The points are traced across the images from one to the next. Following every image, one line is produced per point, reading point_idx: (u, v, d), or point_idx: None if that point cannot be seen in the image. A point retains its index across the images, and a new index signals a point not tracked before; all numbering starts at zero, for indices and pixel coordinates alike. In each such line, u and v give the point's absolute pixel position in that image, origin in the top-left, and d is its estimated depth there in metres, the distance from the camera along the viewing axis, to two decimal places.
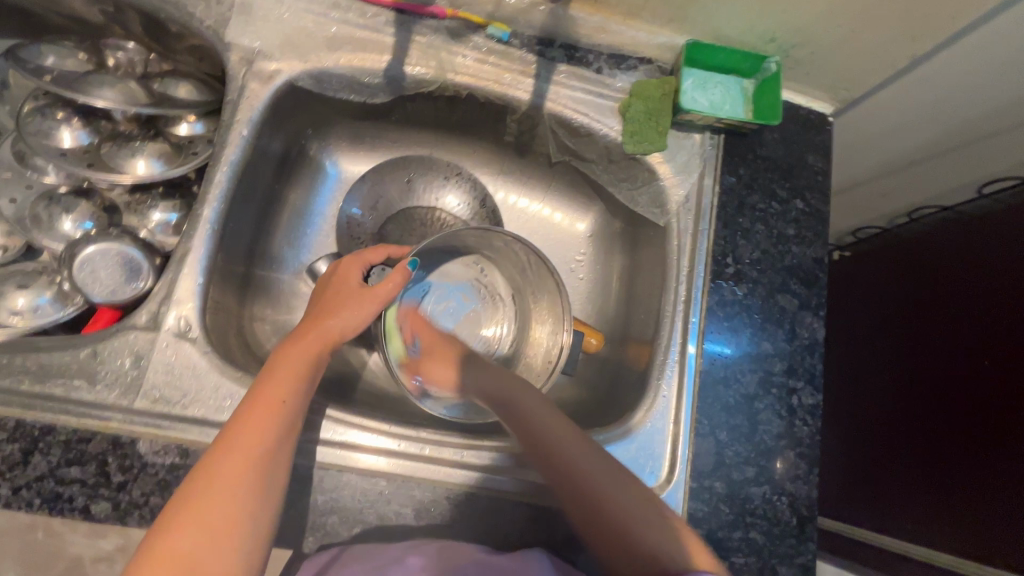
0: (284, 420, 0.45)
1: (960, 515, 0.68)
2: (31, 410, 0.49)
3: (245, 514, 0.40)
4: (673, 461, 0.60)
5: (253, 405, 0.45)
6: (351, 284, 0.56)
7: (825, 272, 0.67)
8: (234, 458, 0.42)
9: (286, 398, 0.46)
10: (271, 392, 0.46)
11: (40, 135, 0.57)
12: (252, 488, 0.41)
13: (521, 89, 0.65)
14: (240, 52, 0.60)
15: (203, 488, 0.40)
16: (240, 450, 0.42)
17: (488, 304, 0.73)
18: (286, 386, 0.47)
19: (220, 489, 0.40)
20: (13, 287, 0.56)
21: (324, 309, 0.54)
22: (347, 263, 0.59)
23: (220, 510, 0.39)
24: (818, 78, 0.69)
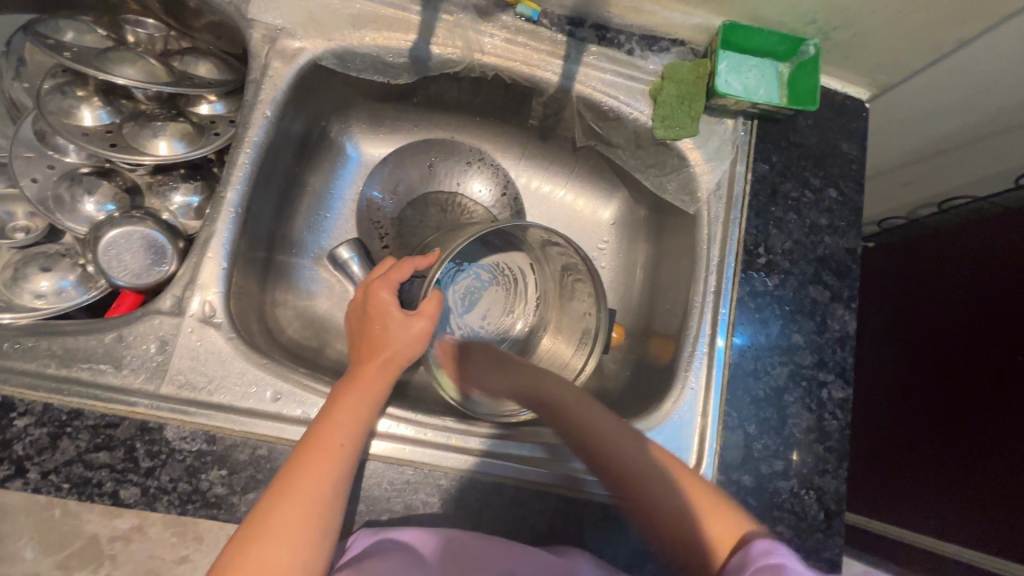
0: (342, 465, 0.45)
1: (993, 510, 0.67)
2: (58, 395, 0.48)
3: (302, 560, 0.41)
4: (700, 453, 0.59)
5: (311, 451, 0.45)
6: (390, 310, 0.53)
7: (858, 263, 0.66)
8: (291, 508, 0.42)
9: (344, 443, 0.46)
10: (329, 438, 0.46)
11: (60, 113, 0.55)
12: (307, 539, 0.42)
13: (550, 71, 0.63)
14: (262, 29, 0.58)
15: (261, 534, 0.41)
16: (298, 499, 0.43)
17: (510, 287, 0.69)
18: (347, 429, 0.47)
19: (278, 536, 0.41)
20: (35, 270, 0.55)
21: (371, 343, 0.53)
22: (376, 286, 0.54)
23: (275, 561, 0.40)
24: (856, 62, 0.66)
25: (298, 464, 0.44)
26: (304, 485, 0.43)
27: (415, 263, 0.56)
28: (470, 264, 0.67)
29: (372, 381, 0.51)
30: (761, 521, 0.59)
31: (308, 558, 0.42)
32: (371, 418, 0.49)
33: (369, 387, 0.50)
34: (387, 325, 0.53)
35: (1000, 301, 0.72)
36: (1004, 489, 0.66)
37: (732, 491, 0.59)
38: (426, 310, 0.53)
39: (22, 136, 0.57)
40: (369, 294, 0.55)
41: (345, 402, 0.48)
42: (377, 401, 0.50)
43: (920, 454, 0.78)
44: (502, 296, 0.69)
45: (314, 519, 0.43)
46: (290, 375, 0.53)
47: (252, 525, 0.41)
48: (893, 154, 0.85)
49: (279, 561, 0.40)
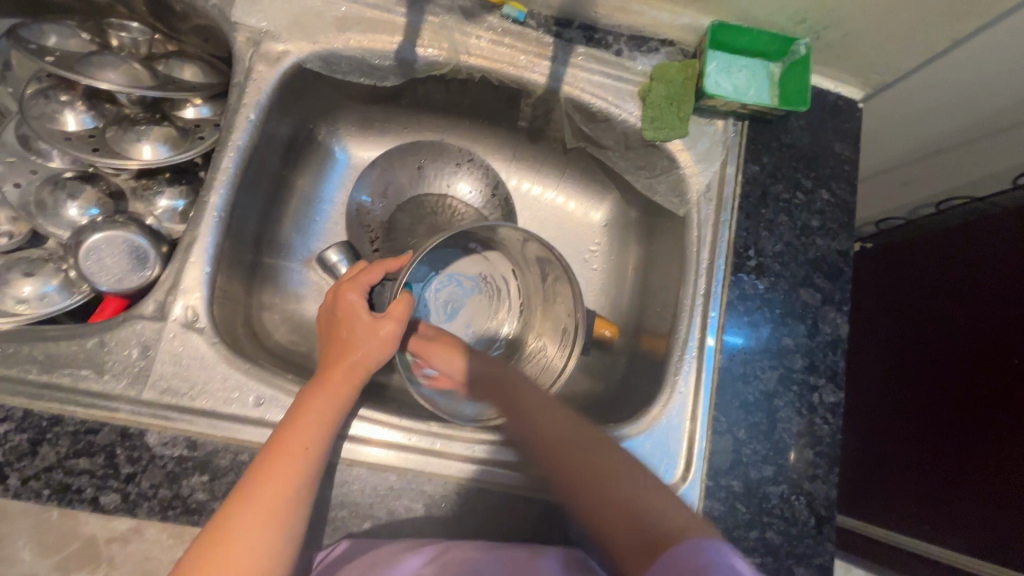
0: (308, 466, 0.45)
1: (989, 516, 0.66)
2: (38, 401, 0.48)
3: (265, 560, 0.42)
4: (689, 458, 0.59)
5: (276, 452, 0.45)
6: (359, 312, 0.54)
7: (850, 265, 0.65)
8: (254, 507, 0.42)
9: (310, 443, 0.46)
10: (295, 439, 0.46)
11: (43, 118, 0.55)
12: (271, 538, 0.42)
13: (537, 72, 0.63)
14: (246, 33, 0.58)
15: (225, 532, 0.41)
16: (261, 498, 0.43)
17: (496, 297, 0.70)
18: (311, 432, 0.47)
19: (240, 534, 0.41)
20: (18, 275, 0.54)
21: (340, 346, 0.53)
22: (345, 289, 0.55)
23: (238, 559, 0.41)
24: (849, 62, 0.65)
25: (263, 464, 0.45)
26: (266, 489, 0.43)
27: (385, 265, 0.57)
28: (452, 273, 0.69)
29: (338, 383, 0.50)
30: (751, 527, 0.58)
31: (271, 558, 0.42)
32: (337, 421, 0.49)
33: (336, 389, 0.50)
34: (355, 328, 0.53)
35: (993, 302, 0.71)
36: (995, 491, 0.66)
37: (720, 497, 0.58)
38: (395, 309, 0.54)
39: (6, 141, 0.57)
40: (337, 298, 0.55)
41: (310, 405, 0.48)
42: (343, 403, 0.50)
43: (917, 458, 0.77)
44: (490, 306, 0.70)
45: (278, 518, 0.43)
46: (272, 380, 0.52)
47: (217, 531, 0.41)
48: (889, 154, 0.84)
49: (239, 566, 0.40)
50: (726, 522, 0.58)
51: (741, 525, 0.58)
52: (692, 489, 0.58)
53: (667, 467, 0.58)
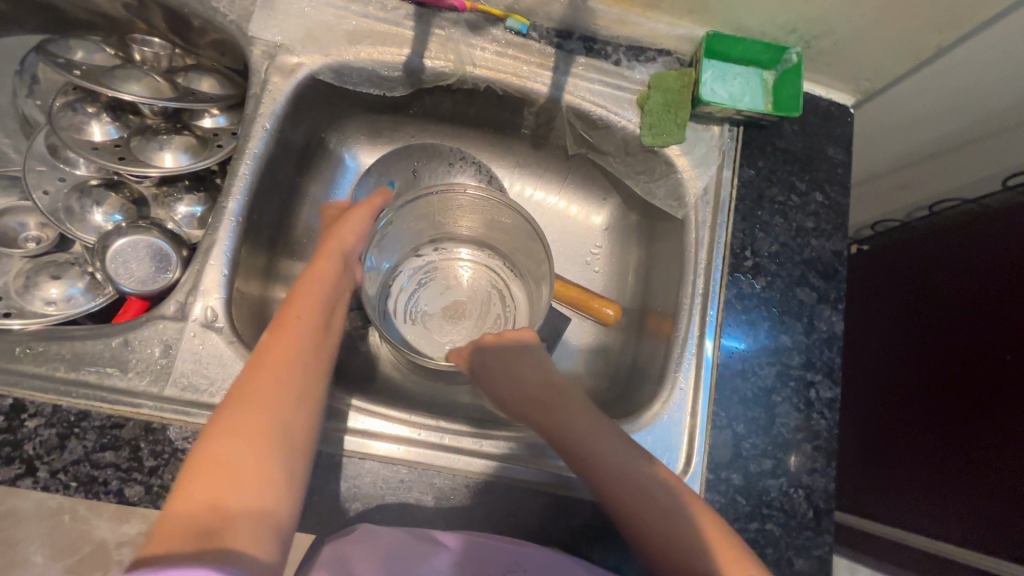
0: (305, 354, 0.47)
1: (981, 509, 0.68)
2: (66, 397, 0.50)
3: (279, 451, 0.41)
4: (690, 453, 0.60)
5: (269, 348, 0.46)
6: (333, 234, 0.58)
7: (845, 265, 0.67)
8: (257, 395, 0.43)
9: (304, 338, 0.48)
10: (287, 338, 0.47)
11: (71, 129, 0.58)
12: (281, 424, 0.42)
13: (539, 81, 0.65)
14: (262, 46, 0.61)
15: (238, 411, 0.42)
16: (262, 388, 0.43)
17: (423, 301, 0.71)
18: (303, 323, 0.49)
19: (239, 428, 0.41)
20: (46, 277, 0.57)
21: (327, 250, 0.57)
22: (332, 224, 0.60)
23: (240, 446, 0.40)
24: (839, 70, 0.68)
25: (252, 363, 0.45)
26: (259, 390, 0.43)
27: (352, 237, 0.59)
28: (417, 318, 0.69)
29: (276, 353, 0.46)
30: (751, 519, 0.59)
31: (281, 447, 0.41)
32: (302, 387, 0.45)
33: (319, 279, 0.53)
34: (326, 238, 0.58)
35: (983, 302, 0.74)
36: (988, 485, 0.67)
37: (721, 490, 0.60)
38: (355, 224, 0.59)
39: (36, 150, 0.60)
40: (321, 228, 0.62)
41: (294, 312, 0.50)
42: (327, 295, 0.53)
43: (917, 456, 0.78)
44: (449, 299, 0.71)
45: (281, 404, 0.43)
46: None
47: (203, 448, 0.39)
48: (881, 159, 0.86)
49: (244, 449, 0.40)
50: (726, 514, 0.59)
51: (740, 517, 0.59)
52: (693, 482, 0.60)
53: (669, 461, 0.60)
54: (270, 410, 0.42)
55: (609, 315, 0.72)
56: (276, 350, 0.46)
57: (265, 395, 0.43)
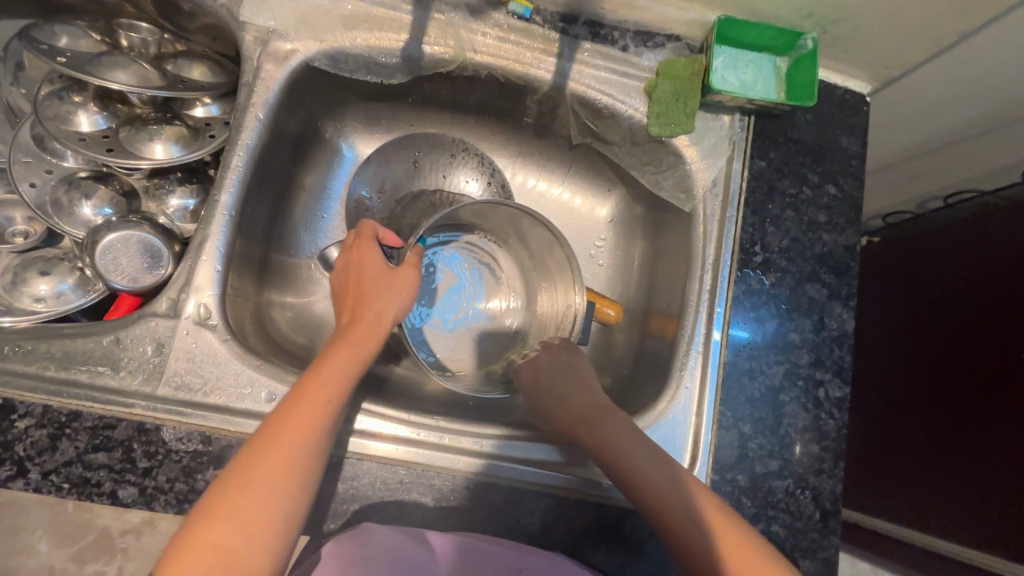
0: (328, 415, 0.45)
1: (988, 509, 0.68)
2: (58, 397, 0.49)
3: (284, 512, 0.40)
4: (694, 453, 0.59)
5: (300, 398, 0.44)
6: (370, 274, 0.54)
7: (857, 260, 0.65)
8: (277, 454, 0.41)
9: (331, 398, 0.45)
10: (320, 389, 0.45)
11: (57, 119, 0.56)
12: (288, 486, 0.41)
13: (543, 69, 0.63)
14: (254, 32, 0.59)
15: (254, 467, 0.40)
16: (283, 444, 0.42)
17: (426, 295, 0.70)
18: (336, 382, 0.46)
19: (250, 487, 0.40)
20: (35, 274, 0.55)
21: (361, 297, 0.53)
22: (358, 251, 0.55)
23: (248, 503, 0.39)
24: (856, 56, 0.65)
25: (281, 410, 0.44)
26: (278, 448, 0.42)
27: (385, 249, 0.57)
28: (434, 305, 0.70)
29: (290, 437, 0.42)
30: (756, 520, 0.58)
31: (286, 508, 0.40)
32: (308, 477, 0.42)
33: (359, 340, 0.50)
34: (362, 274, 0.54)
35: (991, 299, 0.72)
36: (995, 485, 0.67)
37: (726, 491, 0.59)
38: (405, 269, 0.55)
39: (21, 141, 0.57)
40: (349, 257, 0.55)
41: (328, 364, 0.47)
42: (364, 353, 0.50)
43: (922, 454, 0.78)
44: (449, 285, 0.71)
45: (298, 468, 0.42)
46: (284, 376, 0.53)
47: (209, 504, 0.39)
48: (895, 149, 0.83)
49: (249, 509, 0.39)
50: None
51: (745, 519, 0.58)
52: None
53: None
54: (271, 504, 0.40)
55: (609, 315, 0.69)
56: (303, 407, 0.44)
57: (280, 451, 0.41)
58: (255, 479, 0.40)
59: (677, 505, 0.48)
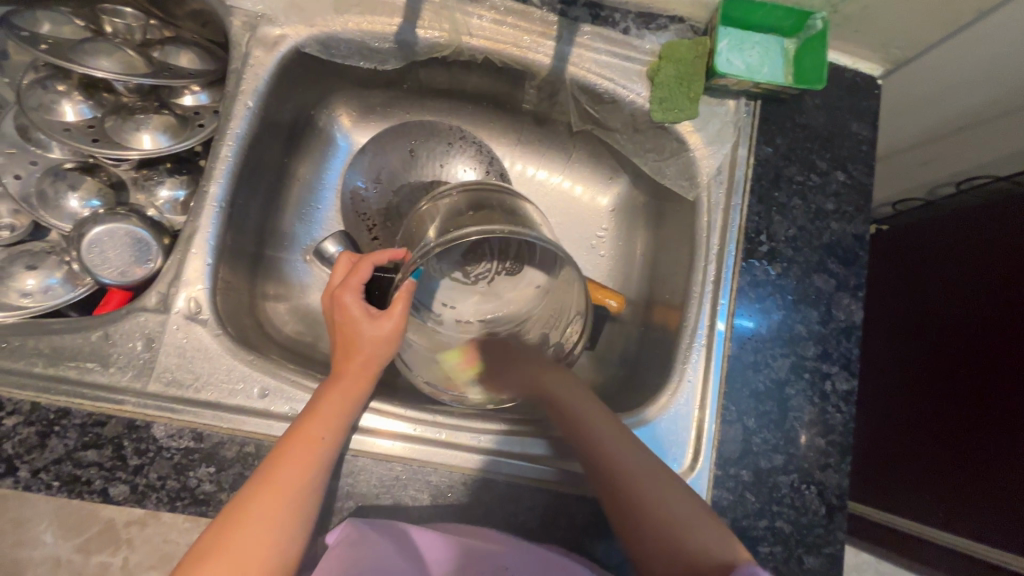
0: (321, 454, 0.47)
1: (996, 500, 0.67)
2: (46, 394, 0.48)
3: (276, 548, 0.43)
4: (697, 448, 0.58)
5: (293, 440, 0.47)
6: (358, 317, 0.52)
7: (866, 250, 0.63)
8: (270, 492, 0.44)
9: (324, 437, 0.47)
10: (312, 430, 0.47)
11: (41, 109, 0.55)
12: (282, 524, 0.44)
13: (541, 52, 0.61)
14: (243, 17, 0.57)
15: (250, 505, 0.44)
16: (278, 484, 0.44)
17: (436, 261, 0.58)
18: (328, 422, 0.48)
19: (248, 522, 0.43)
20: (21, 268, 0.54)
21: (348, 343, 0.52)
22: (338, 292, 0.53)
23: (242, 542, 0.42)
24: (866, 36, 0.63)
25: (277, 451, 0.46)
26: (271, 490, 0.44)
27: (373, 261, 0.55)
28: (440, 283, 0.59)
29: (282, 477, 0.45)
30: (760, 516, 0.57)
31: (281, 544, 0.43)
32: (304, 508, 0.45)
33: (352, 383, 0.50)
34: (353, 324, 0.52)
35: (1000, 287, 0.71)
36: (1003, 477, 0.66)
37: (729, 486, 0.57)
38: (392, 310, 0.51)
39: (3, 132, 0.56)
40: (335, 301, 0.53)
41: (321, 405, 0.49)
42: (359, 396, 0.51)
43: (928, 447, 0.77)
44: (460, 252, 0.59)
45: (292, 507, 0.44)
46: (277, 371, 0.52)
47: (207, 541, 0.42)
48: (905, 135, 0.81)
49: (245, 547, 0.42)
50: (735, 512, 0.57)
51: (749, 515, 0.57)
52: (700, 479, 0.57)
53: (676, 456, 0.58)
54: (268, 536, 0.43)
55: (612, 306, 0.67)
56: (295, 451, 0.46)
57: (276, 492, 0.44)
58: (252, 514, 0.43)
59: (647, 487, 0.50)
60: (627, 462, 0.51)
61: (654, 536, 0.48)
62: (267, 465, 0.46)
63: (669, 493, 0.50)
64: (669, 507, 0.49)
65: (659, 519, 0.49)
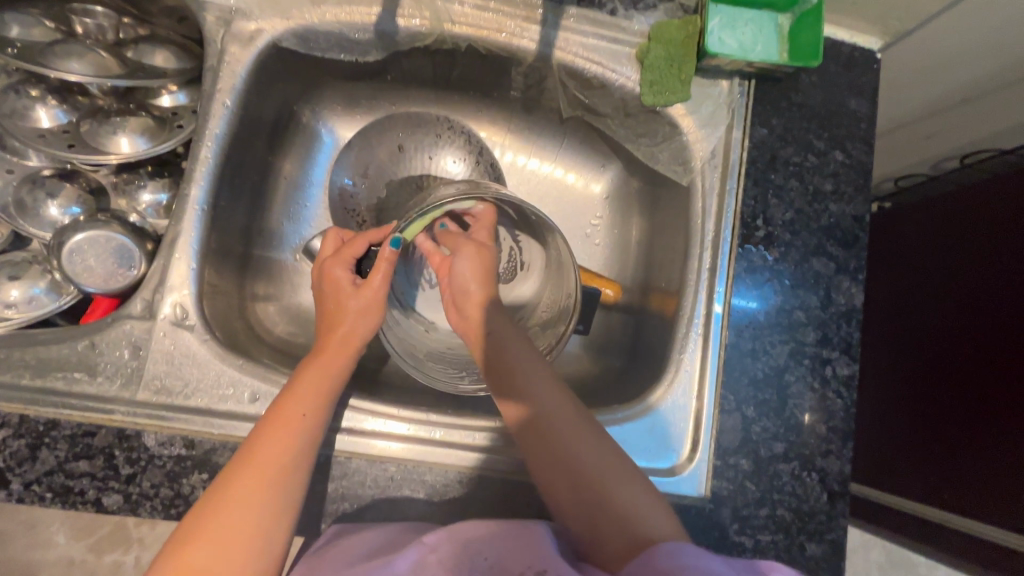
0: (304, 434, 0.46)
1: (997, 477, 0.68)
2: (34, 406, 0.48)
3: (261, 527, 0.42)
4: (696, 439, 0.57)
5: (273, 420, 0.45)
6: (344, 287, 0.52)
7: (866, 231, 0.61)
8: (253, 472, 0.43)
9: (305, 414, 0.46)
10: (291, 407, 0.46)
11: (15, 116, 0.54)
12: (268, 507, 0.42)
13: (526, 38, 0.59)
14: (216, 12, 0.55)
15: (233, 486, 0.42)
16: (261, 464, 0.43)
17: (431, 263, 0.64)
18: (308, 400, 0.47)
19: (234, 501, 0.42)
20: (4, 279, 0.54)
21: (329, 318, 0.52)
22: (329, 264, 0.53)
23: (227, 526, 0.41)
24: (864, 8, 0.60)
25: (260, 431, 0.45)
26: (253, 470, 0.43)
27: (368, 238, 0.54)
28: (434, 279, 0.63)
29: (265, 456, 0.44)
30: (760, 505, 0.57)
31: (268, 525, 0.42)
32: (289, 490, 0.44)
33: (331, 361, 0.50)
34: (342, 300, 0.52)
35: (1001, 263, 0.70)
36: (1007, 455, 0.66)
37: (729, 476, 0.57)
38: (373, 281, 0.51)
39: None
40: (323, 274, 0.53)
41: (302, 382, 0.48)
42: (337, 372, 0.50)
43: (931, 428, 0.76)
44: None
45: (278, 488, 0.43)
46: (267, 375, 0.52)
47: (191, 523, 0.41)
48: (906, 110, 0.79)
49: (232, 530, 0.41)
50: (735, 501, 0.56)
51: (750, 503, 0.57)
52: (699, 469, 0.57)
53: (674, 447, 0.57)
54: (255, 518, 0.42)
55: (608, 294, 0.67)
56: (273, 429, 0.45)
57: (260, 472, 0.43)
58: (233, 500, 0.42)
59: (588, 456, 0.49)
60: (583, 447, 0.49)
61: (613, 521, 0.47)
62: (249, 450, 0.44)
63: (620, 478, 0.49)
64: (615, 483, 0.48)
65: (601, 490, 0.48)
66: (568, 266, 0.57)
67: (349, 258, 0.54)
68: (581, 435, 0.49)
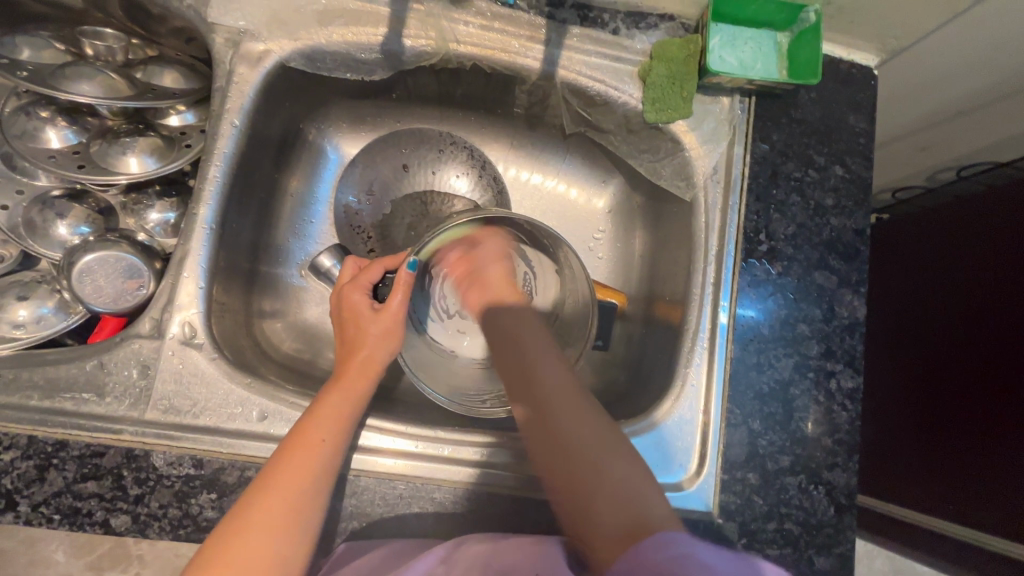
0: (325, 459, 0.46)
1: (996, 484, 0.68)
2: (42, 427, 0.48)
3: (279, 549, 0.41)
4: (702, 453, 0.57)
5: (293, 446, 0.45)
6: (362, 311, 0.54)
7: (867, 244, 0.62)
8: (274, 499, 0.43)
9: (325, 439, 0.46)
10: (313, 432, 0.46)
11: (26, 137, 0.54)
12: (288, 532, 0.42)
13: (531, 57, 0.59)
14: (224, 33, 0.56)
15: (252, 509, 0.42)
16: (280, 489, 0.43)
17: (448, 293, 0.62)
18: (328, 426, 0.47)
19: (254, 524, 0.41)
20: (12, 299, 0.54)
21: (349, 344, 0.53)
22: (347, 290, 0.55)
23: (249, 551, 0.40)
24: (860, 26, 0.62)
25: (279, 456, 0.45)
26: (273, 496, 0.43)
27: (384, 264, 0.57)
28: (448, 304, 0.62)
29: (284, 481, 0.43)
30: (768, 519, 0.57)
31: (285, 547, 0.42)
32: (309, 513, 0.44)
33: (351, 386, 0.50)
34: (360, 325, 0.53)
35: (998, 275, 0.71)
36: (1010, 463, 0.67)
37: (736, 490, 0.57)
38: (392, 303, 0.53)
39: None
40: (341, 299, 0.55)
41: (324, 407, 0.48)
42: (359, 400, 0.50)
43: (934, 438, 0.77)
44: None
45: (298, 512, 0.43)
46: (275, 393, 0.52)
47: (210, 549, 0.40)
48: (902, 124, 0.80)
49: (252, 555, 0.40)
50: (743, 515, 0.57)
51: (758, 518, 0.57)
52: (706, 484, 0.57)
53: (682, 462, 0.57)
54: (274, 541, 0.41)
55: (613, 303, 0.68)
56: (293, 460, 0.45)
57: (280, 496, 0.43)
58: (251, 524, 0.41)
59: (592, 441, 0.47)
60: (568, 416, 0.49)
61: (611, 500, 0.44)
62: (270, 476, 0.44)
63: (609, 452, 0.47)
64: (605, 461, 0.46)
65: (597, 464, 0.46)
66: (578, 275, 0.60)
67: (366, 283, 0.56)
68: (568, 408, 0.49)
